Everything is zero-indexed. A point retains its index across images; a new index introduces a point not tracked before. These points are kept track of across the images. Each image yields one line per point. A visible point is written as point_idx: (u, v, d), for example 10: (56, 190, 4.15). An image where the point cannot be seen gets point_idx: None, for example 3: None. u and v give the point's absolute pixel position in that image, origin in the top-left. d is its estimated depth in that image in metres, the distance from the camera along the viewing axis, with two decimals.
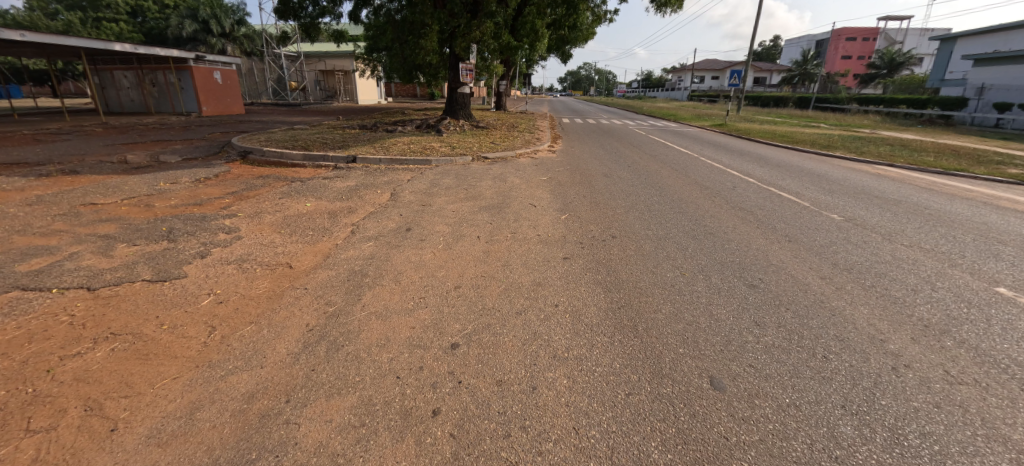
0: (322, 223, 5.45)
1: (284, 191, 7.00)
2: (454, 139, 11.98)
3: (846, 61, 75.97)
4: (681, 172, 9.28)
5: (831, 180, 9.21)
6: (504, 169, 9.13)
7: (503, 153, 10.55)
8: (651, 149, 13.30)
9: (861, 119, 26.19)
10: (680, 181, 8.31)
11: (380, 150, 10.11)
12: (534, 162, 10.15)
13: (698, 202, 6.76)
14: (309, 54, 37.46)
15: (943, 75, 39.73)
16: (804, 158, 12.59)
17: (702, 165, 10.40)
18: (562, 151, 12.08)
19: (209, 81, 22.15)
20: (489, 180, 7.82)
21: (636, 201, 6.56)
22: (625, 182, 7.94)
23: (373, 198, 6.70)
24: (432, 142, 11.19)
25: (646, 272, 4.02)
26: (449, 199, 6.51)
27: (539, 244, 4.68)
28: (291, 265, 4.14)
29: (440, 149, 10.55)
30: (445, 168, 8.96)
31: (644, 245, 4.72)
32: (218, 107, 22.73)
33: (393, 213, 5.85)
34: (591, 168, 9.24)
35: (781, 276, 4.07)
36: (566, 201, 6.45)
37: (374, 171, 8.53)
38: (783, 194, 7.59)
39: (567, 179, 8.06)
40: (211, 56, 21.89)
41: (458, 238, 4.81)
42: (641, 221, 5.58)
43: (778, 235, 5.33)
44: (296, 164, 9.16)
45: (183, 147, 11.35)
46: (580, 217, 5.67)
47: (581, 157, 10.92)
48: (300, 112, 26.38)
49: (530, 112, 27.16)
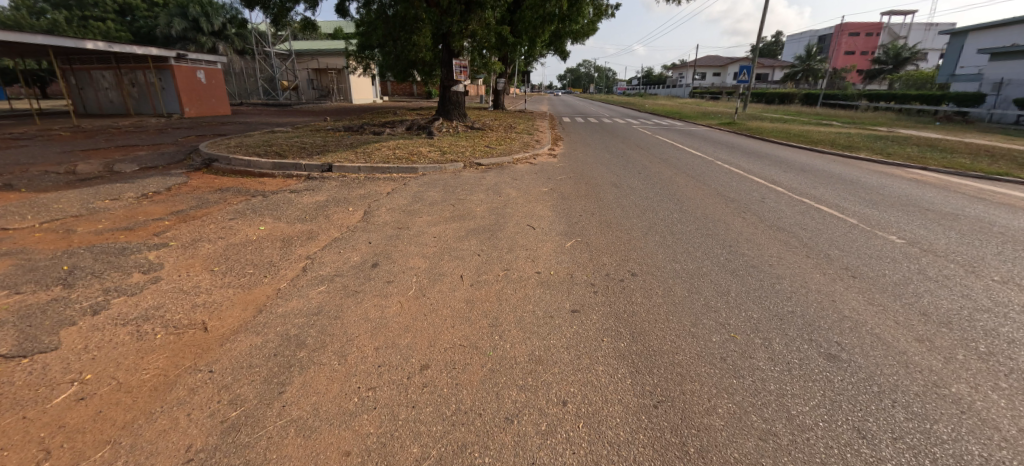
0: (270, 255, 4.39)
1: (240, 209, 5.95)
2: (446, 142, 10.91)
3: (849, 57, 74.95)
4: (699, 179, 8.20)
5: (869, 188, 8.11)
6: (500, 177, 8.07)
7: (498, 159, 9.45)
8: (661, 151, 12.18)
9: (875, 117, 25.03)
10: (701, 191, 7.23)
11: (361, 156, 9.04)
12: (533, 168, 9.09)
13: (727, 220, 5.69)
14: (300, 52, 36.31)
15: (954, 71, 38.73)
16: (829, 160, 11.47)
17: (720, 170, 9.32)
18: (563, 155, 10.97)
19: (191, 81, 21.06)
20: (482, 193, 6.78)
21: (655, 221, 5.48)
22: (638, 194, 6.86)
23: (343, 217, 5.65)
24: (421, 146, 10.14)
25: (684, 336, 2.94)
26: (432, 219, 5.45)
27: (538, 289, 3.59)
28: (207, 327, 3.09)
29: (430, 154, 9.48)
30: (432, 178, 7.90)
31: (674, 288, 3.64)
32: (201, 107, 21.66)
33: (362, 240, 4.79)
34: (597, 175, 8.16)
35: (867, 339, 3.01)
36: (570, 222, 5.38)
37: (350, 182, 7.47)
38: (822, 207, 6.51)
39: (571, 190, 6.98)
40: (193, 55, 20.82)
41: (435, 281, 3.73)
42: (666, 250, 4.51)
43: (837, 266, 4.27)
44: (264, 173, 8.10)
45: (147, 154, 10.30)
46: (589, 244, 4.59)
47: (585, 162, 9.83)
48: (289, 113, 25.34)
49: (528, 111, 26.02)
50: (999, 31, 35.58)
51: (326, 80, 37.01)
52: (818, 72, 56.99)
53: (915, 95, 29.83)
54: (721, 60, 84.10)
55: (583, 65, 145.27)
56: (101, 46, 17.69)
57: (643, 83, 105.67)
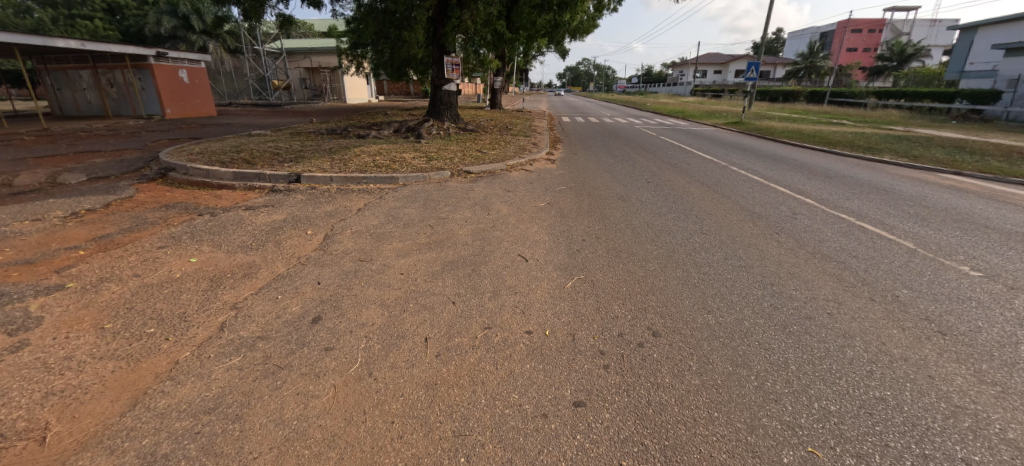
0: (186, 305, 3.42)
1: (178, 233, 5.01)
2: (435, 147, 9.93)
3: (852, 54, 74.03)
4: (716, 189, 7.25)
5: (908, 199, 7.16)
6: (490, 187, 7.09)
7: (490, 165, 8.47)
8: (668, 154, 11.20)
9: (887, 115, 24.02)
10: (721, 205, 6.26)
11: (336, 164, 8.08)
12: (529, 176, 8.13)
13: (759, 244, 4.73)
14: (292, 50, 35.21)
15: (963, 67, 37.89)
16: (852, 164, 10.52)
17: (737, 177, 8.35)
18: (562, 160, 10.00)
19: (172, 80, 20.09)
20: (469, 209, 5.82)
21: (672, 247, 4.53)
22: (650, 210, 5.90)
23: (296, 243, 4.67)
24: (406, 152, 9.18)
25: (740, 456, 2.00)
26: (403, 247, 4.49)
27: (527, 363, 2.63)
28: (47, 439, 2.14)
29: (414, 160, 8.53)
30: (413, 190, 6.92)
31: (712, 360, 2.68)
32: (184, 108, 20.72)
33: (310, 277, 3.83)
34: (600, 186, 7.21)
35: (1005, 456, 2.06)
36: (571, 249, 4.43)
37: (318, 196, 6.52)
38: (866, 225, 5.54)
39: (572, 205, 6.01)
40: (175, 53, 19.85)
41: (389, 348, 2.78)
42: (692, 292, 3.54)
43: (917, 317, 3.31)
44: (223, 185, 7.12)
45: (104, 161, 9.32)
46: (595, 285, 3.62)
47: (586, 169, 8.86)
48: (278, 114, 24.36)
49: (526, 111, 25.04)
50: (1011, 26, 34.69)
51: (319, 79, 35.97)
52: (822, 69, 56.05)
53: (927, 93, 28.90)
54: (722, 57, 83.04)
55: (582, 63, 144.19)
56: (74, 45, 16.68)
57: (643, 81, 104.61)
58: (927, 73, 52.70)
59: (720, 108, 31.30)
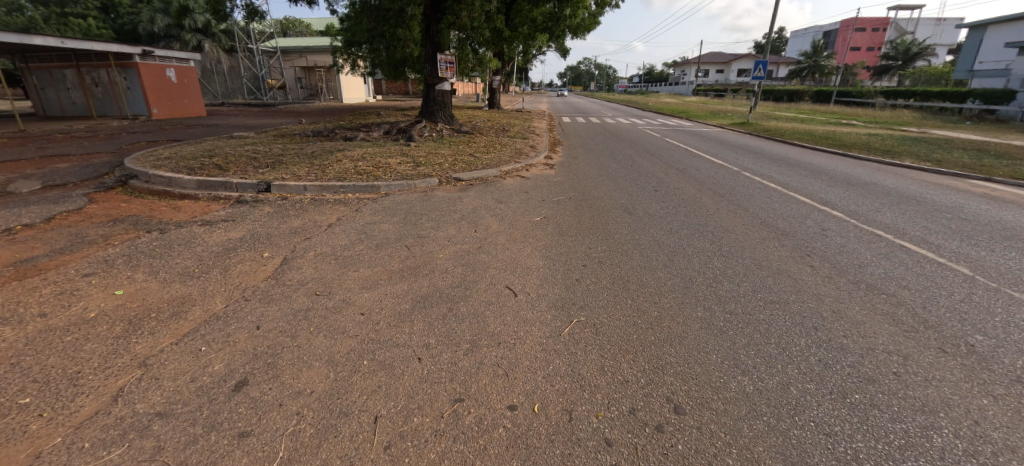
0: (85, 359, 2.73)
1: (114, 256, 4.32)
2: (425, 151, 9.23)
3: (856, 53, 73.41)
4: (732, 199, 6.54)
5: (945, 211, 6.45)
6: (481, 197, 6.39)
7: (483, 171, 7.75)
8: (675, 157, 10.46)
9: (897, 116, 23.27)
10: (739, 219, 5.55)
11: (314, 170, 7.39)
12: (525, 183, 7.45)
13: (792, 271, 4.01)
14: (287, 49, 34.50)
15: (972, 66, 37.32)
16: (872, 169, 9.79)
17: (753, 185, 7.64)
18: (561, 164, 9.29)
19: (158, 80, 19.43)
20: (454, 224, 5.12)
21: (690, 276, 3.81)
22: (660, 225, 5.18)
23: (246, 269, 3.97)
24: (392, 156, 8.49)
25: None
26: (370, 275, 3.78)
27: (506, 463, 1.93)
28: None
29: (399, 166, 7.82)
30: (395, 201, 6.21)
31: (759, 458, 1.97)
32: (171, 108, 20.07)
33: (250, 318, 3.13)
34: (603, 196, 6.49)
35: None
36: (570, 278, 3.73)
37: (288, 208, 5.84)
38: (908, 245, 4.84)
39: (572, 220, 5.30)
40: (162, 51, 19.20)
41: (325, 435, 2.08)
42: (721, 344, 2.83)
43: (1008, 378, 2.61)
44: (185, 195, 6.44)
45: (68, 166, 8.64)
46: (598, 332, 2.91)
47: (587, 175, 8.13)
48: (271, 114, 23.69)
49: (525, 111, 24.32)
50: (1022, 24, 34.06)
51: (315, 79, 35.27)
52: (826, 68, 55.27)
53: (937, 93, 28.19)
54: (724, 56, 82.26)
55: (583, 62, 143.43)
56: (53, 42, 15.99)
57: (644, 80, 103.85)
58: (933, 72, 51.93)
59: (724, 107, 30.58)
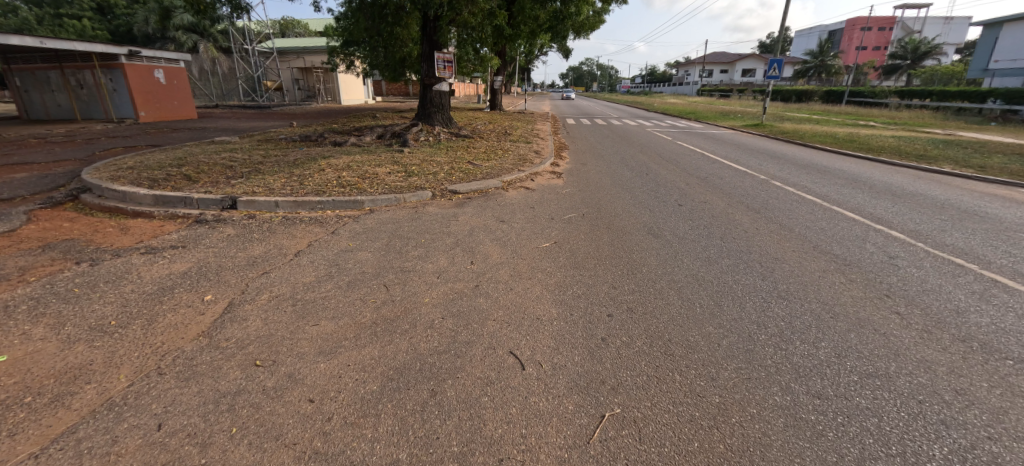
0: None
1: (19, 299, 3.46)
2: (420, 158, 8.35)
3: (863, 53, 72.29)
4: (771, 216, 5.63)
5: (1020, 229, 5.53)
6: (479, 214, 5.50)
7: (482, 182, 6.82)
8: (693, 163, 9.57)
9: (916, 117, 22.28)
10: (787, 243, 4.66)
11: (290, 182, 6.52)
12: (529, 195, 6.56)
13: (879, 323, 3.11)
14: (284, 50, 33.69)
15: (987, 65, 36.28)
16: (913, 177, 8.87)
17: (788, 197, 6.73)
18: (569, 171, 8.43)
19: (146, 81, 18.66)
20: (446, 252, 4.23)
21: (750, 333, 2.92)
22: (695, 253, 4.28)
23: (175, 322, 3.10)
24: (381, 165, 7.59)
25: None
26: (331, 333, 2.90)
27: None
28: None
29: (387, 176, 6.92)
30: (379, 220, 5.33)
31: None
32: (160, 111, 19.29)
33: (155, 408, 2.26)
34: (621, 212, 5.60)
35: None
36: (593, 337, 2.83)
37: (253, 230, 4.97)
38: (1004, 280, 3.92)
39: (588, 245, 4.40)
40: (149, 52, 18.42)
41: None
42: (825, 460, 1.95)
43: None
44: (139, 213, 5.59)
45: (24, 177, 7.81)
46: (642, 440, 2.02)
47: (600, 184, 7.23)
48: (265, 116, 22.88)
49: (527, 113, 23.39)
50: None
51: (312, 80, 34.44)
52: (833, 68, 54.27)
53: (955, 93, 27.17)
54: (728, 56, 81.21)
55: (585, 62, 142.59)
56: (32, 43, 15.20)
57: (647, 80, 102.97)
58: (944, 71, 50.83)
59: (733, 108, 29.63)
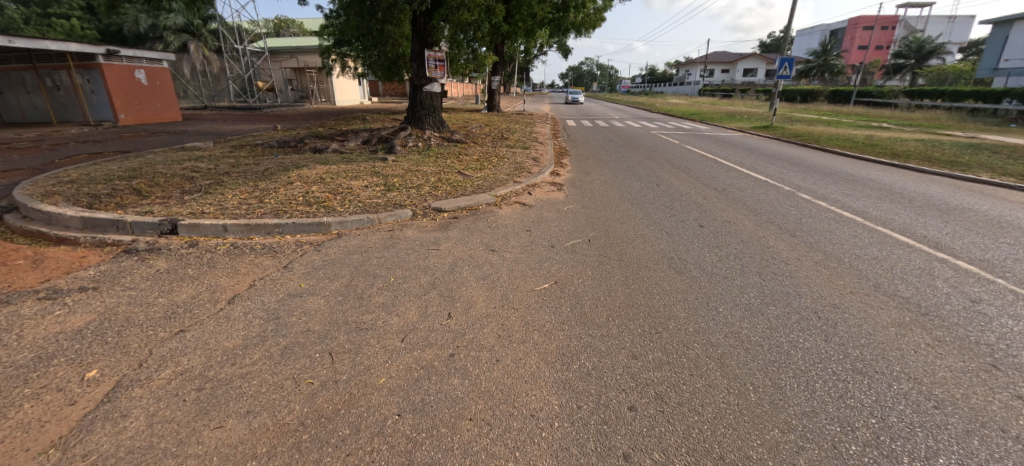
0: None
1: None
2: (405, 168, 7.45)
3: (866, 52, 71.48)
4: (812, 242, 4.74)
5: None
6: (465, 240, 4.62)
7: (472, 197, 5.92)
8: (706, 171, 8.69)
9: (930, 117, 21.40)
10: (841, 282, 3.78)
11: (250, 198, 5.65)
12: (524, 212, 5.71)
13: (1002, 419, 2.25)
14: (277, 50, 32.87)
15: (997, 64, 35.44)
16: (951, 187, 7.99)
17: (822, 214, 5.85)
18: (571, 182, 7.54)
19: (125, 83, 17.80)
20: (419, 298, 3.35)
21: (831, 443, 2.06)
22: (732, 299, 3.41)
23: (27, 421, 2.23)
24: (359, 176, 6.70)
25: None
26: (237, 444, 2.03)
27: None
28: None
29: (363, 191, 6.03)
30: (346, 248, 4.45)
31: None
32: (141, 113, 18.45)
33: None
34: (633, 237, 4.72)
35: None
36: (610, 455, 1.96)
37: (190, 264, 4.11)
38: None
39: (596, 287, 3.52)
40: (129, 51, 17.58)
41: None
42: None
43: None
44: (62, 239, 4.72)
45: None
46: None
47: (606, 199, 6.34)
48: (253, 118, 22.01)
49: (526, 114, 22.49)
50: None
51: (305, 80, 33.53)
52: (836, 68, 53.48)
53: (967, 92, 26.32)
54: (730, 56, 80.42)
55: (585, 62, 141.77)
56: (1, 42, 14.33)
57: (646, 80, 102.21)
58: (950, 70, 49.99)
59: (737, 108, 28.75)
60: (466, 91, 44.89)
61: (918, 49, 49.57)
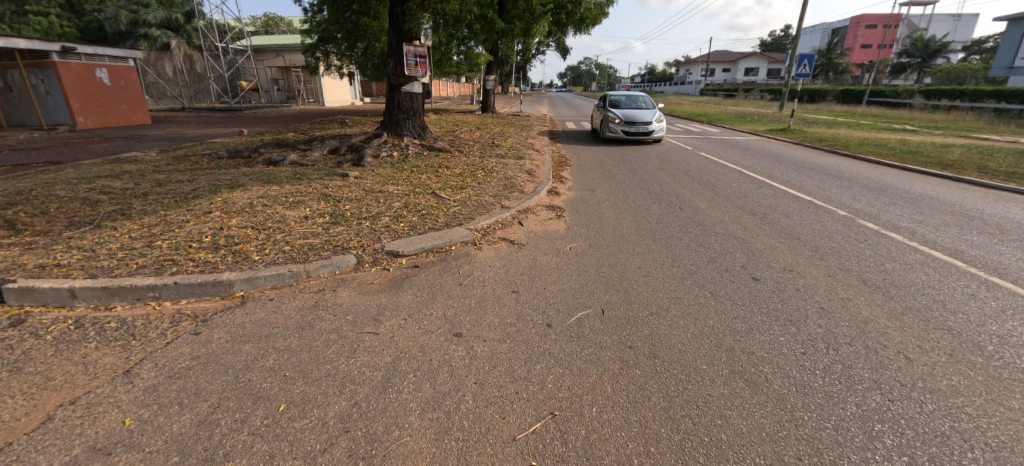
0: None
1: None
2: (366, 188, 5.94)
3: (869, 51, 70.10)
4: (923, 311, 3.28)
5: None
6: (421, 311, 3.13)
7: (442, 233, 4.44)
8: (734, 187, 7.22)
9: (955, 119, 19.93)
10: (1017, 406, 2.32)
11: (139, 239, 4.18)
12: (511, 252, 4.27)
13: None
14: (262, 48, 31.39)
15: (1012, 62, 34.01)
16: None
17: (911, 257, 4.37)
18: (571, 204, 6.06)
19: (84, 83, 16.28)
20: (309, 463, 1.89)
21: None
22: (859, 459, 1.95)
23: None
24: (303, 200, 5.22)
25: None
26: None
27: None
28: None
29: (300, 223, 4.55)
30: (241, 328, 2.98)
31: None
32: (104, 116, 16.96)
33: None
34: (666, 304, 3.24)
35: None
36: None
37: None
38: None
39: (622, 431, 2.05)
40: (87, 48, 16.07)
41: None
42: None
43: None
44: None
45: None
46: None
47: (620, 232, 4.85)
48: (230, 121, 20.54)
49: (523, 116, 21.02)
50: None
51: (292, 79, 31.96)
52: (841, 67, 52.16)
53: (989, 92, 24.82)
54: (731, 54, 78.99)
55: (584, 62, 140.26)
56: None
57: (646, 80, 100.86)
58: (959, 67, 48.62)
59: (744, 109, 27.31)
60: (461, 90, 43.46)
61: (924, 47, 48.36)
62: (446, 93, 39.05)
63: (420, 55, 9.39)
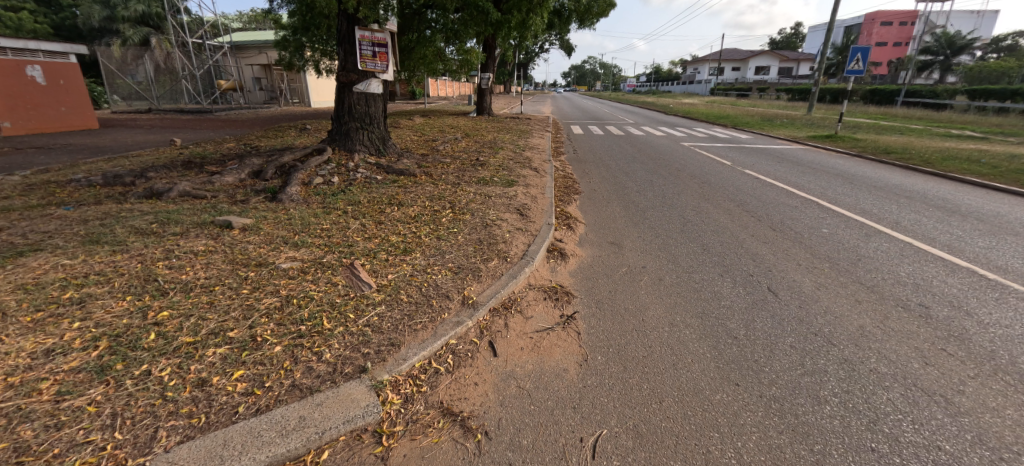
0: None
1: None
2: (239, 255, 3.50)
3: (884, 49, 66.98)
4: None
5: None
6: None
7: (309, 408, 2.01)
8: (831, 237, 4.74)
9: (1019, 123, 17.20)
10: None
11: None
12: (461, 459, 1.87)
13: None
14: (244, 45, 29.16)
15: None
16: None
17: None
18: (584, 279, 3.61)
19: (11, 82, 13.92)
20: None
21: None
22: None
23: None
24: (90, 297, 2.81)
25: None
26: None
27: None
28: None
29: (19, 376, 2.16)
30: None
31: None
32: (36, 119, 14.65)
33: None
34: None
35: None
36: None
37: None
38: None
39: None
40: (12, 41, 13.66)
41: None
42: None
43: None
44: None
45: None
46: None
47: (690, 378, 2.39)
48: (192, 124, 18.25)
49: (522, 119, 18.55)
50: None
51: (274, 78, 29.69)
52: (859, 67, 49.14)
53: None
54: (741, 53, 76.19)
55: (587, 62, 137.34)
56: None
57: (651, 80, 97.73)
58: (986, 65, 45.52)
59: (767, 111, 24.70)
60: (458, 91, 41.09)
61: (949, 44, 45.62)
62: (441, 93, 36.58)
63: (372, 44, 6.98)
